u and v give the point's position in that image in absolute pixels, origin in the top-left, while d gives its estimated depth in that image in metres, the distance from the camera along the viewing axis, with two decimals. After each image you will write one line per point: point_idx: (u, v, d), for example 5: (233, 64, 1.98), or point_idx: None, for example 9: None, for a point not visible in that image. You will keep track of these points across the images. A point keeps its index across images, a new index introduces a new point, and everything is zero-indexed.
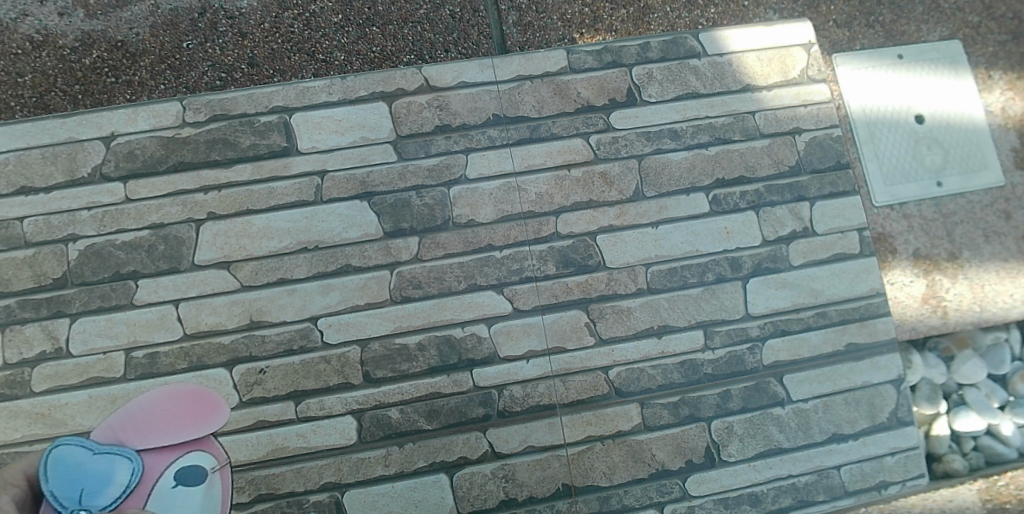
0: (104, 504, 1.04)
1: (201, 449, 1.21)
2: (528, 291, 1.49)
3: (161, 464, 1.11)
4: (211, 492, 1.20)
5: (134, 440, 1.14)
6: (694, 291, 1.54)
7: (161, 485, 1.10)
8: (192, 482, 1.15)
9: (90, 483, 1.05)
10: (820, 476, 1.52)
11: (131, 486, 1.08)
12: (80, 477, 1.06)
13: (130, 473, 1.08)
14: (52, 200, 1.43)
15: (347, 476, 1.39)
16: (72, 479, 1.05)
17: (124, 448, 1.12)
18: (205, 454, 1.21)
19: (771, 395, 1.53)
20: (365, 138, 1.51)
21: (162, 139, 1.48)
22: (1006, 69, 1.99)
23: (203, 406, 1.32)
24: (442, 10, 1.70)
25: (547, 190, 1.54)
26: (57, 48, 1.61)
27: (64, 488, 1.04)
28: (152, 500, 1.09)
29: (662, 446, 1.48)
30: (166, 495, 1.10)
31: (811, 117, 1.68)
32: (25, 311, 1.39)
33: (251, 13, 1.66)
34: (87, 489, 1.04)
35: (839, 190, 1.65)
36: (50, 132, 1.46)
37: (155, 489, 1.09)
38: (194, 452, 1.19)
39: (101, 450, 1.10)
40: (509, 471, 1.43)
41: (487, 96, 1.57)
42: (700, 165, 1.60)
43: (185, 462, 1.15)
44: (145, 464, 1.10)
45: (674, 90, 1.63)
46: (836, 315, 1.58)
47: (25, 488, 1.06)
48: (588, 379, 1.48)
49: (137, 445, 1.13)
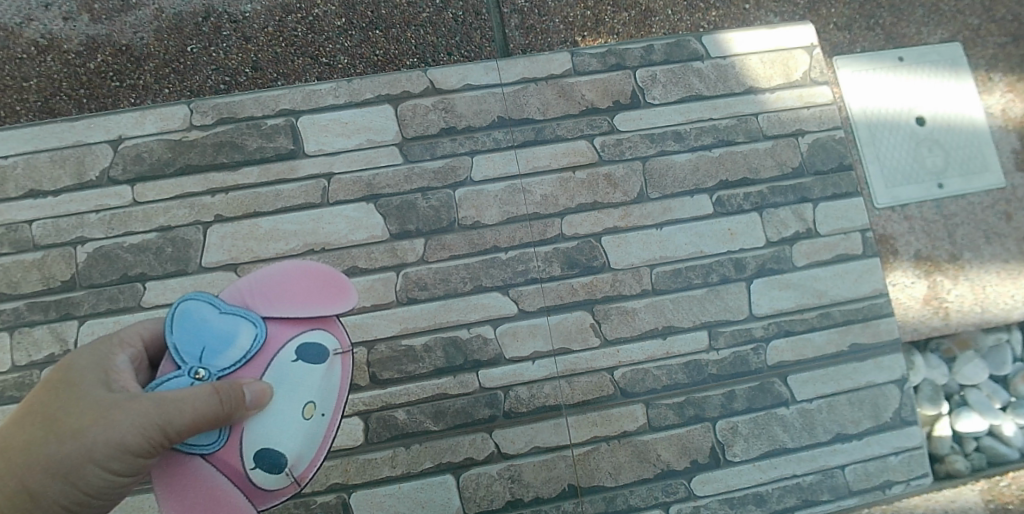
0: (225, 367, 0.94)
1: (322, 329, 1.02)
2: (533, 292, 1.50)
3: (286, 338, 0.98)
4: (329, 374, 1.02)
5: (262, 307, 0.98)
6: (698, 292, 1.55)
7: (279, 359, 0.97)
8: (309, 360, 0.99)
9: (213, 343, 0.94)
10: (824, 476, 1.53)
11: (248, 354, 0.95)
12: (204, 334, 0.94)
13: (251, 340, 0.95)
14: (61, 203, 1.44)
15: (355, 477, 1.40)
16: (196, 333, 0.94)
17: (242, 314, 0.97)
18: (324, 335, 1.02)
19: (775, 396, 1.54)
20: (372, 141, 1.52)
21: (169, 142, 1.48)
22: (1006, 71, 2.00)
23: (325, 290, 1.03)
24: (446, 14, 1.71)
25: (552, 191, 1.55)
26: (63, 52, 1.62)
27: (187, 343, 0.94)
28: (270, 372, 0.97)
29: (668, 447, 1.48)
30: (283, 370, 0.97)
31: (814, 119, 1.69)
32: (34, 314, 1.40)
33: (255, 17, 1.67)
34: (209, 349, 0.94)
35: (842, 192, 1.66)
36: (58, 136, 1.47)
37: (274, 360, 0.97)
38: (313, 330, 1.01)
39: (227, 310, 0.96)
40: (515, 472, 1.43)
41: (492, 98, 1.58)
42: (703, 167, 1.61)
43: (305, 339, 1.00)
44: (264, 333, 0.97)
45: (678, 92, 1.64)
46: (840, 316, 1.59)
47: (141, 349, 1.05)
48: (594, 380, 1.49)
49: (263, 312, 0.98)
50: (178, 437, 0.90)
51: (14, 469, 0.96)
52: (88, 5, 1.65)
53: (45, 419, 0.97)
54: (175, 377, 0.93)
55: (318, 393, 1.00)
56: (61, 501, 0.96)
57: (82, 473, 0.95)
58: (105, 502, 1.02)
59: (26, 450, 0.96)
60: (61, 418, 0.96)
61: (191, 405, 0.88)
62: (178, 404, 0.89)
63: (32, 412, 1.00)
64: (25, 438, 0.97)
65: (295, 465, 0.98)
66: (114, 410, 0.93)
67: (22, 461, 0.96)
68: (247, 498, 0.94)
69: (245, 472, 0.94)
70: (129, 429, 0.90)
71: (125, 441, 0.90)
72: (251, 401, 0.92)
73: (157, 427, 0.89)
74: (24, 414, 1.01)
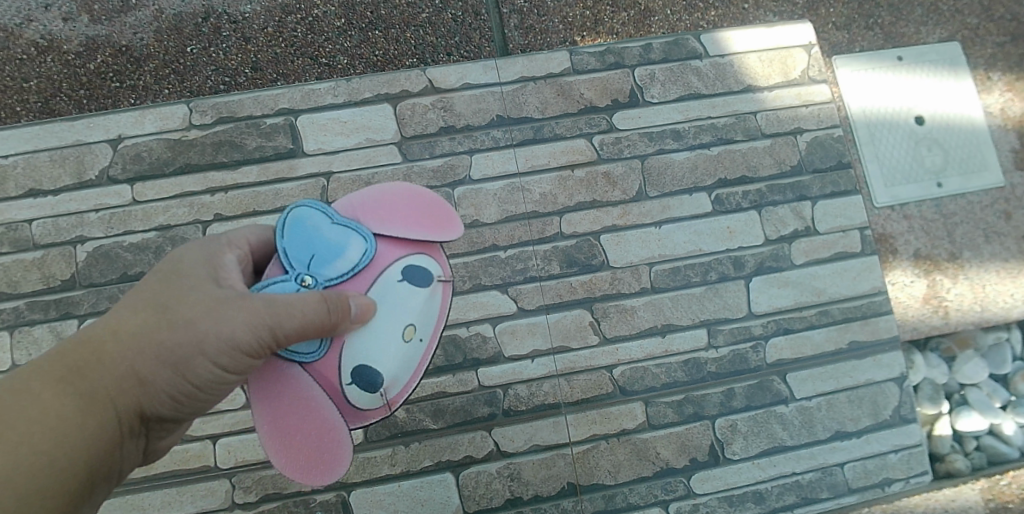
0: (331, 278, 0.90)
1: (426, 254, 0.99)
2: (532, 290, 1.50)
3: (394, 257, 0.94)
4: (429, 301, 0.98)
5: (371, 220, 0.95)
6: (697, 290, 1.55)
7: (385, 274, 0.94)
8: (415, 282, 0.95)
9: (322, 251, 0.90)
10: (824, 474, 1.53)
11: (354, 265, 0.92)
12: (312, 241, 0.91)
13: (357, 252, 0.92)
14: (60, 202, 1.44)
15: (354, 475, 1.40)
16: (307, 239, 0.91)
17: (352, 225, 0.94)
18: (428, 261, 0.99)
19: (774, 393, 1.54)
20: (371, 140, 1.53)
21: (169, 141, 1.49)
22: (1005, 70, 2.00)
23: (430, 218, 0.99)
24: (445, 14, 1.72)
25: (551, 190, 1.55)
26: (63, 53, 1.63)
27: (296, 249, 0.91)
28: (375, 288, 0.92)
29: (667, 444, 1.49)
30: (389, 288, 0.93)
31: (813, 117, 1.69)
32: (34, 313, 1.40)
33: (255, 17, 1.68)
34: (318, 257, 0.90)
35: (841, 190, 1.66)
36: (57, 135, 1.47)
37: (380, 277, 0.92)
38: (420, 255, 0.97)
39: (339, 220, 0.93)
40: (515, 470, 1.44)
41: (491, 97, 1.59)
42: (702, 165, 1.61)
43: (409, 263, 0.95)
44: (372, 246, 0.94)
45: (676, 91, 1.64)
46: (839, 314, 1.59)
47: (246, 251, 0.99)
48: (593, 378, 1.49)
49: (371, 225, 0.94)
50: (286, 341, 0.86)
51: (119, 354, 0.89)
52: (88, 6, 1.66)
53: (151, 305, 0.91)
54: (280, 281, 0.90)
55: (419, 318, 0.96)
56: (167, 390, 0.92)
57: (192, 365, 0.91)
58: (204, 397, 0.97)
59: (132, 335, 0.89)
60: (170, 306, 0.90)
61: (298, 312, 0.84)
62: (290, 309, 0.84)
63: (133, 296, 0.93)
64: (128, 322, 0.90)
65: (390, 387, 0.95)
66: (232, 304, 0.88)
67: (126, 346, 0.89)
68: (339, 416, 0.92)
69: (341, 389, 0.91)
70: (248, 325, 0.86)
71: (233, 339, 0.87)
72: (357, 315, 0.87)
73: (265, 328, 0.86)
74: (124, 300, 0.93)
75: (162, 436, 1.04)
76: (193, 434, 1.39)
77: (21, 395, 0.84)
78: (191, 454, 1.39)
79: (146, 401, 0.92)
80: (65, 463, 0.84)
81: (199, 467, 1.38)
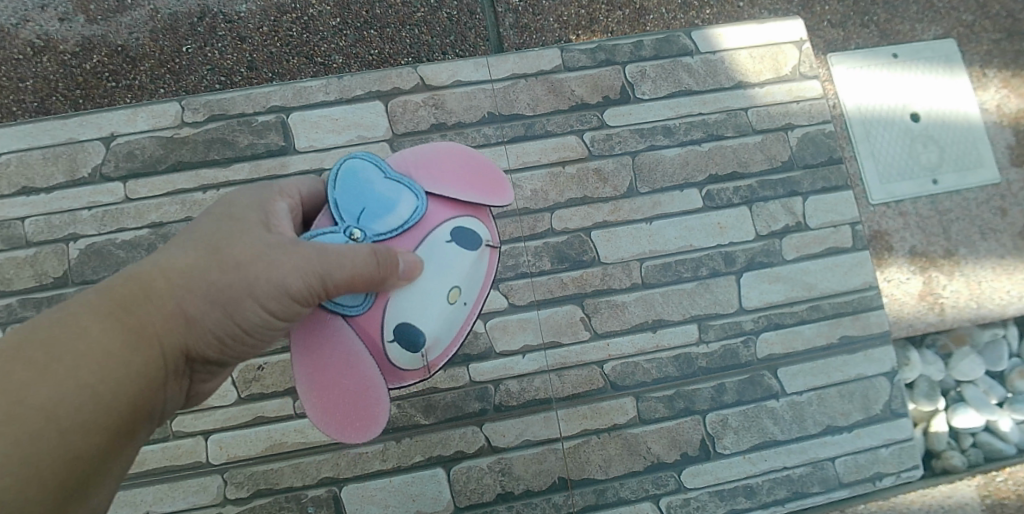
0: (379, 232, 0.92)
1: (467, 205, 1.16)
2: (523, 286, 1.51)
3: (443, 218, 0.96)
4: (476, 266, 0.99)
5: (422, 179, 0.97)
6: (688, 286, 1.56)
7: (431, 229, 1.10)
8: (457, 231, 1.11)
9: (373, 205, 0.92)
10: (814, 468, 1.54)
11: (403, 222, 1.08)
12: (364, 194, 0.92)
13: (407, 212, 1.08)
14: (53, 200, 1.45)
15: (346, 470, 1.41)
16: (358, 192, 0.92)
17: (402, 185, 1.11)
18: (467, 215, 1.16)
19: (765, 388, 1.54)
20: (362, 137, 1.54)
21: (161, 139, 1.49)
22: (1001, 67, 2.00)
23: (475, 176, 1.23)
24: (440, 14, 1.73)
25: (542, 187, 1.56)
26: (58, 53, 1.64)
27: (347, 201, 0.92)
28: (423, 246, 0.94)
29: (658, 439, 1.49)
30: (436, 248, 0.94)
31: (804, 113, 1.69)
32: (27, 310, 1.41)
33: (250, 17, 1.69)
34: (368, 211, 0.92)
35: (832, 185, 1.66)
36: (50, 134, 1.48)
37: (428, 237, 0.94)
38: (468, 217, 0.99)
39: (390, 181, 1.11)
40: (506, 465, 1.44)
41: (482, 94, 1.59)
42: (692, 161, 1.61)
43: (457, 225, 0.97)
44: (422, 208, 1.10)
45: (667, 87, 1.65)
46: (830, 309, 1.60)
47: (298, 201, 1.01)
48: (584, 374, 1.49)
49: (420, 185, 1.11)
50: (336, 290, 0.87)
51: (169, 294, 0.88)
52: (84, 6, 1.67)
53: (203, 245, 0.91)
54: (328, 233, 0.91)
55: (464, 281, 0.97)
56: (215, 331, 0.92)
57: (241, 307, 0.91)
58: (250, 342, 0.98)
59: (184, 274, 0.89)
60: (220, 248, 0.90)
61: (349, 262, 0.85)
62: (340, 258, 0.85)
63: (185, 237, 0.93)
64: (180, 261, 0.89)
65: (430, 348, 0.96)
66: (284, 249, 0.89)
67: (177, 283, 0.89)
68: (379, 375, 0.94)
69: (382, 347, 0.93)
70: (298, 271, 0.87)
71: (283, 284, 0.88)
72: (405, 272, 0.88)
73: (314, 275, 0.87)
74: (175, 240, 0.93)
75: (203, 379, 1.04)
76: (186, 429, 1.40)
77: (68, 327, 0.82)
78: (183, 450, 1.39)
79: (192, 341, 0.91)
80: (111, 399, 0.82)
81: (191, 463, 1.39)
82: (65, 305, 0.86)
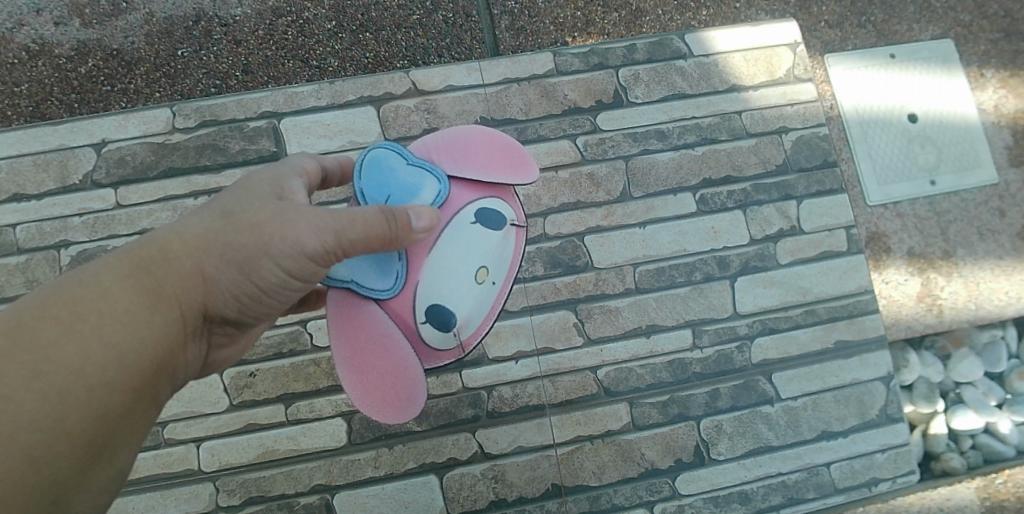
0: None
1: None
2: (516, 292, 1.50)
3: (468, 199, 0.92)
4: (505, 244, 0.96)
5: (444, 162, 0.93)
6: (682, 290, 1.55)
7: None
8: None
9: (397, 191, 0.89)
10: (810, 474, 1.53)
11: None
12: (386, 182, 0.90)
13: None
14: (44, 207, 1.45)
15: (338, 478, 1.40)
16: (381, 179, 0.90)
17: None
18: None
19: (760, 394, 1.54)
20: (354, 143, 1.53)
21: (152, 145, 1.49)
22: (999, 67, 1.99)
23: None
24: (435, 16, 1.73)
25: (535, 191, 1.55)
26: (53, 57, 1.64)
27: (371, 190, 0.90)
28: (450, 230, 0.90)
29: (652, 445, 1.48)
30: (463, 230, 0.91)
31: (798, 116, 1.68)
32: None
33: (245, 20, 1.69)
34: (392, 197, 0.89)
35: (827, 188, 1.65)
36: (40, 140, 1.47)
37: (454, 219, 0.90)
38: (493, 198, 0.95)
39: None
40: (499, 472, 1.43)
41: (474, 99, 1.59)
42: (686, 165, 1.60)
43: (483, 206, 0.93)
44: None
45: (661, 91, 1.64)
46: (825, 313, 1.59)
47: (315, 177, 1.03)
48: (578, 379, 1.49)
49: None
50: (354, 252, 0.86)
51: (188, 256, 0.87)
52: (78, 10, 1.66)
53: (221, 209, 0.90)
54: None
55: (493, 260, 0.94)
56: (234, 292, 0.91)
57: (259, 269, 0.90)
58: (267, 303, 0.97)
59: (202, 235, 0.87)
60: (239, 212, 0.89)
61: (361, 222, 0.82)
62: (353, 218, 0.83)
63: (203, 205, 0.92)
64: (197, 226, 0.88)
65: (462, 329, 0.93)
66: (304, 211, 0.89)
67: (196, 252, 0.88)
68: (416, 355, 0.90)
69: (415, 328, 0.89)
70: (316, 231, 0.86)
71: (301, 246, 0.87)
72: (424, 230, 0.83)
73: (330, 234, 0.85)
74: (194, 210, 0.92)
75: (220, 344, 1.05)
76: (178, 437, 1.39)
77: (90, 288, 0.80)
78: (174, 458, 1.38)
79: (212, 303, 0.90)
80: (136, 358, 0.81)
81: (183, 471, 1.38)
82: (85, 267, 0.84)
